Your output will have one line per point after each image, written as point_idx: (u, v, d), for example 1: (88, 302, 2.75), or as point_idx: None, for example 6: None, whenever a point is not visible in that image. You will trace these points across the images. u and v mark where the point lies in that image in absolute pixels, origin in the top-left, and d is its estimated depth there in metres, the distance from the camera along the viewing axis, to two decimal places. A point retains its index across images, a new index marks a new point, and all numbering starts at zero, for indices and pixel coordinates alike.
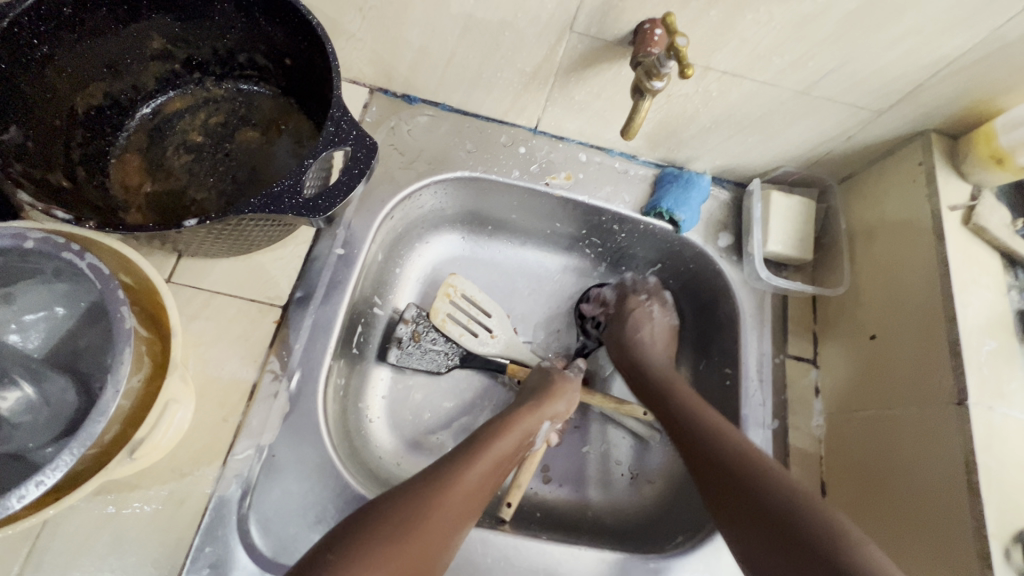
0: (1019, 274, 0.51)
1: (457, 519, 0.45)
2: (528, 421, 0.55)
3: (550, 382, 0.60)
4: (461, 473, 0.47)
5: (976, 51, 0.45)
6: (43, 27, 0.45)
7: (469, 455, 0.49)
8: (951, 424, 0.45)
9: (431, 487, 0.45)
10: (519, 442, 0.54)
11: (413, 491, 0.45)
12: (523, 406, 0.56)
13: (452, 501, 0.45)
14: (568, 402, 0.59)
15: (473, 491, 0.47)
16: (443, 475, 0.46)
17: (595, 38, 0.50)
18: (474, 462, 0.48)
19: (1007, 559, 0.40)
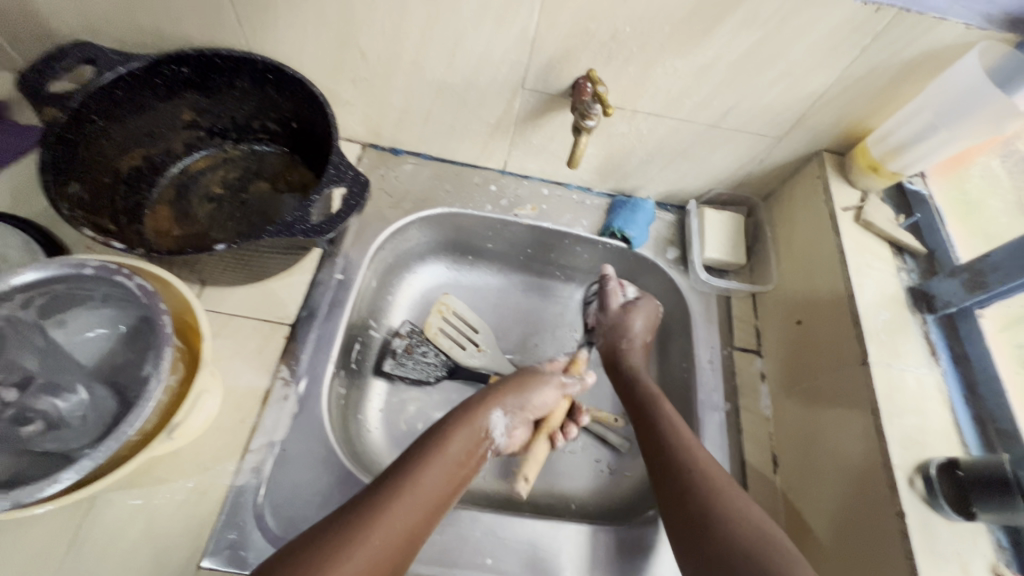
0: (907, 260, 0.60)
1: (414, 520, 0.49)
2: (478, 424, 0.60)
3: (510, 382, 0.65)
4: (412, 477, 0.51)
5: (835, 87, 0.58)
6: (101, 106, 0.56)
7: (418, 461, 0.53)
8: (860, 382, 0.53)
9: (386, 491, 0.49)
10: (470, 442, 0.58)
11: (370, 497, 0.49)
12: (473, 407, 0.61)
13: (406, 504, 0.49)
14: (553, 394, 0.66)
15: (428, 491, 0.51)
16: (396, 481, 0.50)
17: (542, 92, 0.63)
18: (424, 466, 0.52)
19: (911, 486, 0.47)
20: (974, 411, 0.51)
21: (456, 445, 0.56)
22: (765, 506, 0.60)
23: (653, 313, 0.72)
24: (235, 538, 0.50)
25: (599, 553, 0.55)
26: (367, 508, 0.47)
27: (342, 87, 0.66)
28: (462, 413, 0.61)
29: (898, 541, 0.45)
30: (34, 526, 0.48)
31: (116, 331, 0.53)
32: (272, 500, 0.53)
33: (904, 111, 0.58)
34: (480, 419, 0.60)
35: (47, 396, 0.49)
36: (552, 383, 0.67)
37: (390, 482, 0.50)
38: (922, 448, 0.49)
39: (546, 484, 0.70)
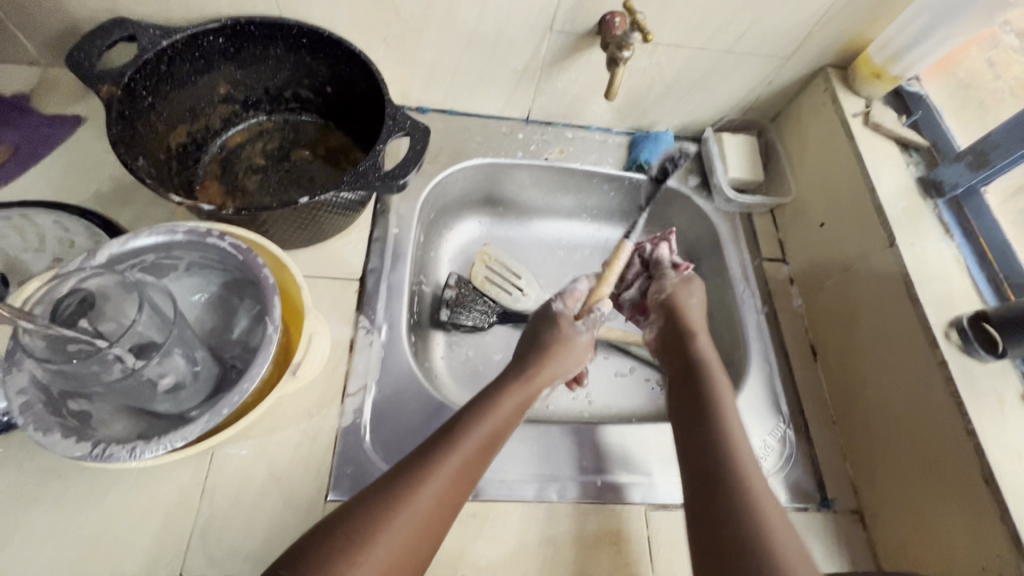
0: (913, 154, 0.67)
1: (444, 500, 0.45)
2: (522, 387, 0.58)
3: (551, 338, 0.64)
4: (449, 452, 0.47)
5: (839, 2, 0.63)
6: (149, 82, 0.57)
7: (453, 440, 0.49)
8: (891, 261, 0.60)
9: (425, 469, 0.46)
10: (519, 405, 0.56)
11: (402, 473, 0.45)
12: (520, 372, 0.60)
13: (439, 483, 0.45)
14: (587, 340, 0.66)
15: (461, 473, 0.47)
16: (431, 457, 0.47)
17: (570, 33, 0.66)
18: (462, 438, 0.49)
19: (947, 339, 0.54)
20: (988, 273, 0.59)
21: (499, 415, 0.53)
22: (811, 388, 0.67)
23: (700, 294, 0.70)
24: (354, 471, 0.53)
25: None
26: (399, 487, 0.44)
27: (373, 47, 0.68)
28: (509, 380, 0.59)
29: (943, 386, 0.52)
30: (164, 484, 0.50)
31: (202, 299, 0.56)
32: (378, 436, 0.56)
33: (902, 19, 0.63)
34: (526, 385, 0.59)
35: (160, 364, 0.44)
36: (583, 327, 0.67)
37: (424, 458, 0.47)
38: (951, 308, 0.56)
39: (606, 406, 0.75)
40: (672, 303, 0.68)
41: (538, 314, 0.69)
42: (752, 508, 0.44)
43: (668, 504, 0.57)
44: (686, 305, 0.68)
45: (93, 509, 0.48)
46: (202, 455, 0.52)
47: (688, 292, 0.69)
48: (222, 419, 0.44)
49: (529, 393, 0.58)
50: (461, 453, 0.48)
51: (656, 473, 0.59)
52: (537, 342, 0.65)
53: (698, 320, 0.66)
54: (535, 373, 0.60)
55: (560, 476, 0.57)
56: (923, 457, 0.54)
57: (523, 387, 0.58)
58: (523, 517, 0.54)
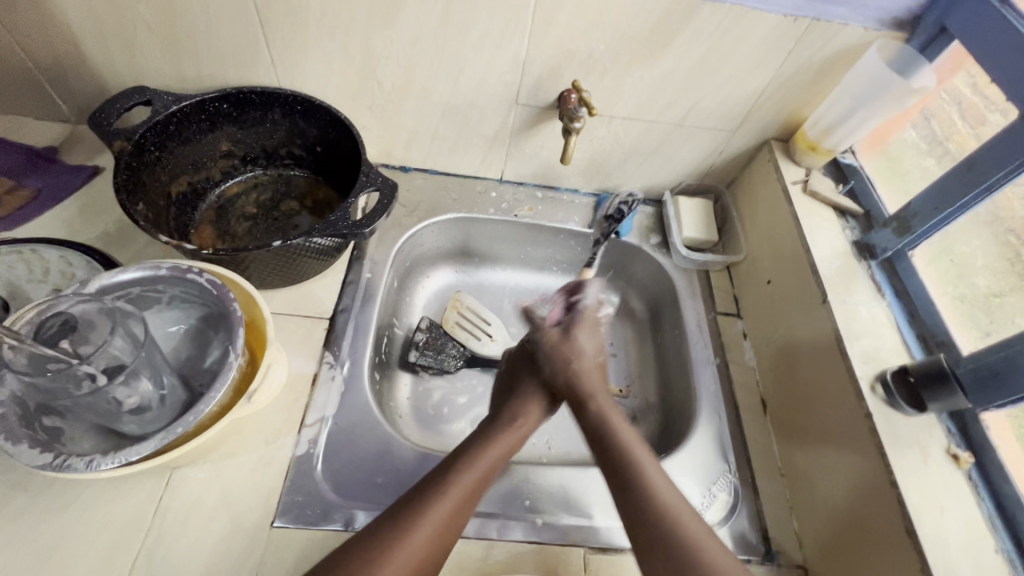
0: (849, 220, 0.73)
1: (435, 544, 0.49)
2: (507, 434, 0.62)
3: (534, 386, 0.68)
4: (437, 500, 0.51)
5: (772, 85, 0.71)
6: (157, 139, 0.65)
7: (438, 489, 0.52)
8: (824, 317, 0.63)
9: (414, 515, 0.50)
10: (504, 451, 0.60)
11: (393, 519, 0.49)
12: (506, 420, 0.64)
13: (429, 528, 0.49)
14: (561, 379, 0.70)
15: (450, 517, 0.51)
16: (418, 502, 0.51)
17: (533, 106, 0.74)
18: (450, 485, 0.53)
19: (873, 393, 0.57)
20: (918, 330, 0.62)
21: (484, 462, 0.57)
22: (759, 440, 0.68)
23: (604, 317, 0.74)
24: (302, 499, 0.56)
25: None
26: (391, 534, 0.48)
27: (360, 113, 0.77)
28: (496, 426, 0.62)
29: (869, 437, 0.55)
30: (120, 501, 0.53)
31: (180, 331, 0.61)
32: (330, 467, 0.59)
33: (830, 98, 0.71)
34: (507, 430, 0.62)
35: (127, 385, 0.49)
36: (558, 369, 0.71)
37: (416, 503, 0.51)
38: (879, 363, 0.59)
39: (564, 452, 0.76)
40: (575, 326, 0.72)
41: (512, 360, 0.74)
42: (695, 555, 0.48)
43: (608, 548, 0.58)
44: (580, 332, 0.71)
45: (50, 522, 0.51)
46: (160, 475, 0.55)
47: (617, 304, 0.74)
48: (176, 436, 0.48)
49: (514, 442, 0.62)
50: (450, 500, 0.52)
51: (598, 516, 0.60)
52: (518, 388, 0.69)
53: (594, 343, 0.71)
54: (520, 419, 0.64)
55: (503, 515, 0.59)
56: (853, 509, 0.55)
57: (508, 434, 0.62)
58: (462, 554, 0.56)
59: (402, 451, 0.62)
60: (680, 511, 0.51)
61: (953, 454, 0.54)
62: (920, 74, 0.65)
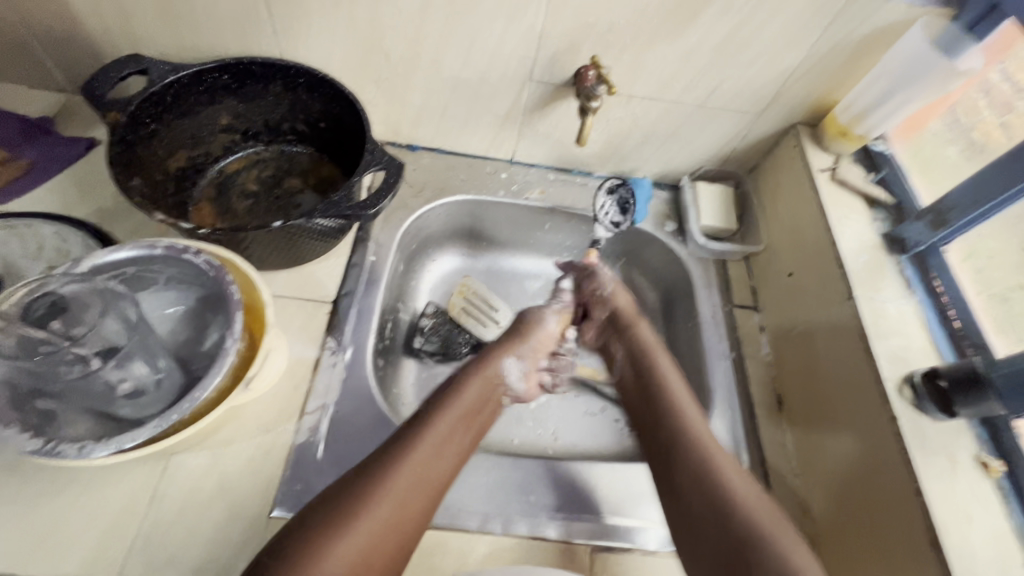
0: (879, 211, 0.69)
1: (416, 487, 0.48)
2: (484, 377, 0.61)
3: (515, 334, 0.68)
4: (413, 444, 0.50)
5: (804, 65, 0.66)
6: (153, 110, 0.62)
7: (419, 424, 0.53)
8: (849, 313, 0.60)
9: (392, 461, 0.49)
10: (481, 395, 0.59)
11: (375, 463, 0.49)
12: (479, 364, 0.63)
13: (409, 470, 0.49)
14: (554, 327, 0.71)
15: (427, 460, 0.50)
16: (399, 446, 0.50)
17: (548, 83, 0.70)
18: (425, 430, 0.52)
19: (900, 395, 0.54)
20: (948, 330, 0.59)
21: (460, 405, 0.56)
22: (774, 438, 0.66)
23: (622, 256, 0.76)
24: (301, 489, 0.54)
25: (631, 485, 0.61)
26: (370, 478, 0.47)
27: (366, 87, 0.73)
28: (469, 369, 0.62)
29: (893, 441, 0.52)
30: (117, 486, 0.52)
31: (178, 312, 0.58)
32: (331, 455, 0.57)
33: (865, 81, 0.67)
34: (486, 370, 0.62)
35: (121, 368, 0.47)
36: (552, 315, 0.72)
37: (403, 437, 0.51)
38: (906, 364, 0.56)
39: (571, 444, 0.74)
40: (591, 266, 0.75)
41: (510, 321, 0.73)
42: (725, 495, 0.49)
43: (614, 546, 0.57)
44: (601, 267, 0.74)
45: (47, 505, 0.50)
46: (157, 460, 0.53)
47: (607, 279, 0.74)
48: (171, 424, 0.46)
49: (490, 382, 0.61)
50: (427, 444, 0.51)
51: (605, 513, 0.59)
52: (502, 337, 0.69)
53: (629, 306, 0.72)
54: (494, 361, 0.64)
55: (507, 510, 0.57)
56: (873, 516, 0.52)
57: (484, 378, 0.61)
58: (465, 548, 0.54)
59: None
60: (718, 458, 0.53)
61: (983, 462, 0.51)
62: (964, 56, 0.59)
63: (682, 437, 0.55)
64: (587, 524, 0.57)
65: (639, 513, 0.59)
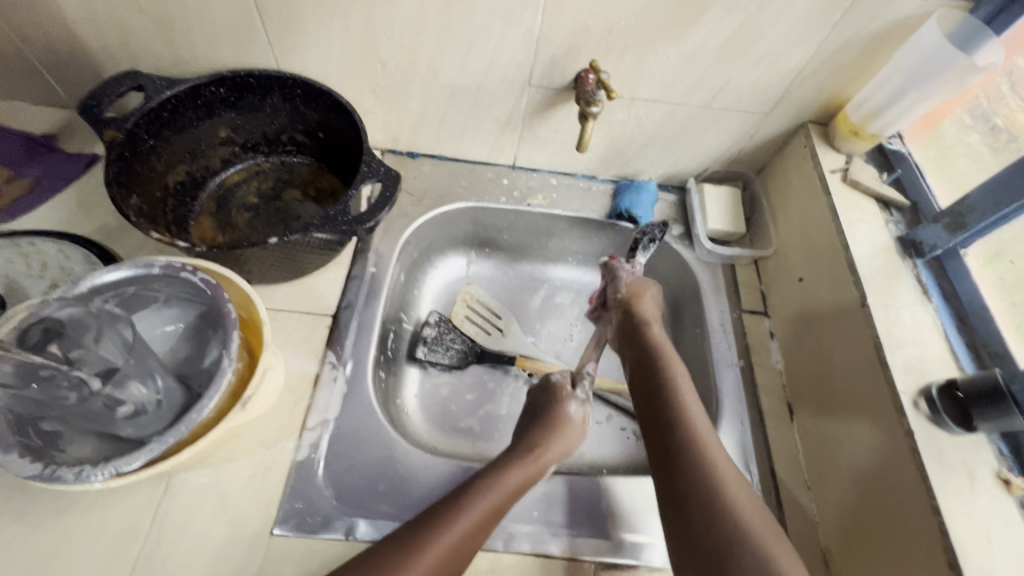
0: (894, 213, 0.66)
1: (440, 567, 0.46)
2: (527, 469, 0.57)
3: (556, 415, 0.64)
4: (450, 526, 0.48)
5: (813, 63, 0.64)
6: (151, 127, 0.62)
7: (456, 510, 0.49)
8: (861, 321, 0.58)
9: (417, 547, 0.46)
10: (522, 483, 0.55)
11: (395, 545, 0.46)
12: (526, 448, 0.59)
13: (427, 563, 0.45)
14: (582, 417, 0.66)
15: (457, 548, 0.48)
16: (430, 528, 0.48)
17: (548, 87, 0.69)
18: (463, 514, 0.49)
19: (916, 409, 0.52)
20: (967, 339, 0.57)
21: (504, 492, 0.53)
22: (785, 449, 0.64)
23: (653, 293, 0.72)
24: (302, 507, 0.54)
25: (636, 499, 0.60)
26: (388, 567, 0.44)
27: (364, 96, 0.72)
28: (516, 454, 0.58)
29: (909, 457, 0.50)
30: (119, 507, 0.52)
31: (178, 330, 0.58)
32: (332, 472, 0.57)
33: (879, 77, 0.64)
34: (529, 463, 0.58)
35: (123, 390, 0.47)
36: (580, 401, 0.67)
37: (442, 515, 0.49)
38: (923, 375, 0.54)
39: (576, 454, 0.73)
40: (629, 299, 0.71)
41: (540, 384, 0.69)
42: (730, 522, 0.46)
43: (618, 563, 0.55)
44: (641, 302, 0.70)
45: (51, 527, 0.50)
46: (159, 479, 0.54)
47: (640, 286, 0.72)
48: (168, 445, 0.45)
49: (534, 472, 0.57)
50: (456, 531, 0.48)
51: (611, 529, 0.58)
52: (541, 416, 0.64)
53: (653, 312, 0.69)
54: (540, 451, 0.59)
55: (509, 526, 0.56)
56: (888, 534, 0.51)
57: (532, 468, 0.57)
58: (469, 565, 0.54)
59: (406, 457, 0.59)
60: (750, 521, 0.46)
61: (1004, 479, 0.49)
62: (982, 51, 0.58)
63: (710, 487, 0.48)
64: (591, 541, 0.56)
65: (645, 528, 0.58)
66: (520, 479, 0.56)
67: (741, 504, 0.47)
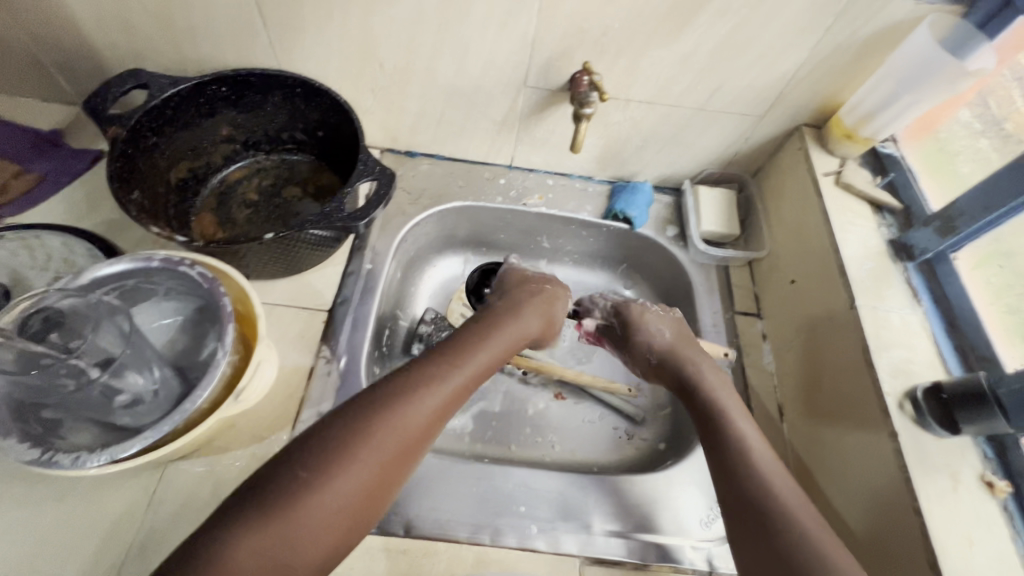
0: (886, 216, 0.66)
1: (383, 471, 0.44)
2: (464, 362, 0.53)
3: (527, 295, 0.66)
4: (384, 423, 0.45)
5: (806, 66, 0.64)
6: (154, 124, 0.64)
7: (392, 405, 0.46)
8: (850, 323, 0.58)
9: (344, 445, 0.43)
10: (464, 383, 0.52)
11: (326, 445, 0.43)
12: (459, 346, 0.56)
13: (361, 465, 0.43)
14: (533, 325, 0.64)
15: (397, 451, 0.45)
16: (361, 421, 0.44)
17: (543, 88, 0.70)
18: (397, 408, 0.46)
19: (901, 410, 0.52)
20: (956, 343, 0.57)
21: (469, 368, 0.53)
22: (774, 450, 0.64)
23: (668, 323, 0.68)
24: None
25: (623, 496, 0.61)
26: (344, 442, 0.43)
27: (363, 96, 0.73)
28: (445, 351, 0.54)
29: (893, 458, 0.50)
30: (115, 493, 0.53)
31: (175, 323, 0.60)
32: None
33: (873, 79, 0.64)
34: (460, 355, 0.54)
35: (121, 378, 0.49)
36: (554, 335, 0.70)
37: (371, 411, 0.45)
38: (909, 377, 0.54)
39: (568, 451, 0.73)
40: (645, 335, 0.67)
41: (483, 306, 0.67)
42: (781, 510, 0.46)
43: (605, 559, 0.56)
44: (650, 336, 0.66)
45: (49, 512, 0.52)
46: (155, 468, 0.55)
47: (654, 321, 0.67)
48: (163, 432, 0.47)
49: (477, 375, 0.54)
50: (421, 408, 0.47)
51: (597, 525, 0.58)
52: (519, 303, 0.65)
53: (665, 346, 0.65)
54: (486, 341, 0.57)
55: (496, 520, 0.57)
56: (869, 535, 0.51)
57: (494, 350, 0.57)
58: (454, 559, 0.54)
59: None
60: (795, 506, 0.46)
61: (988, 481, 0.49)
62: (975, 54, 0.57)
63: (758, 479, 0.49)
64: (578, 536, 0.57)
65: (629, 525, 0.59)
66: (468, 372, 0.53)
67: (783, 494, 0.47)
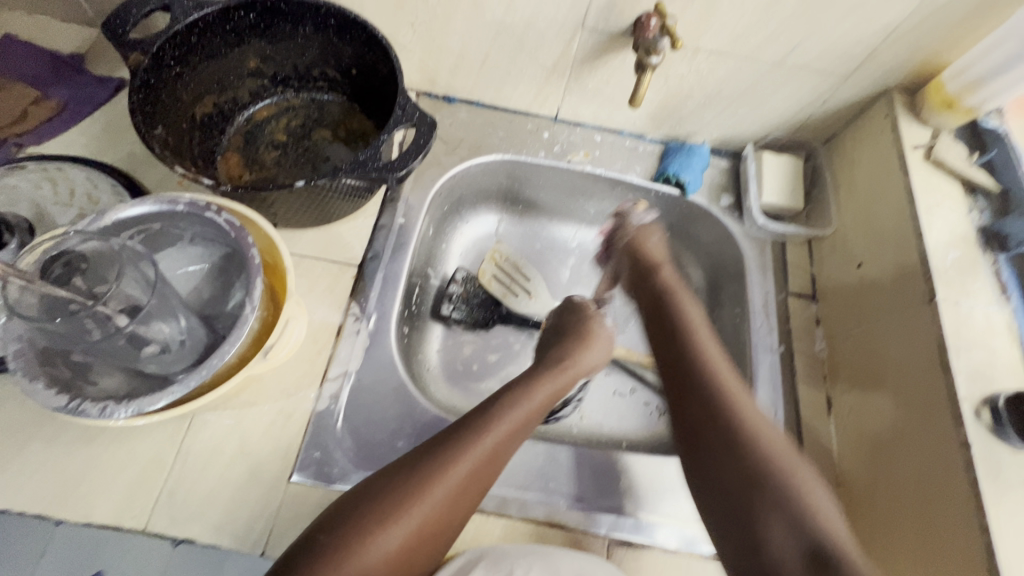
0: (979, 199, 0.60)
1: (465, 489, 0.45)
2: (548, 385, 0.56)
3: (583, 331, 0.64)
4: (475, 441, 0.46)
5: (912, 18, 0.55)
6: (178, 53, 0.59)
7: (484, 421, 0.48)
8: (926, 318, 0.53)
9: (436, 465, 0.44)
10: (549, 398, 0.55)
11: (415, 466, 0.44)
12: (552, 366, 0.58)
13: (449, 485, 0.44)
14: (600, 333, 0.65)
15: (480, 469, 0.46)
16: (453, 443, 0.46)
17: (603, 31, 0.62)
18: (486, 431, 0.47)
19: (977, 418, 0.48)
20: None
21: (528, 408, 0.52)
22: (820, 442, 0.61)
23: (662, 235, 0.70)
24: (320, 457, 0.54)
25: (656, 479, 0.58)
26: (422, 467, 0.44)
27: (401, 31, 0.67)
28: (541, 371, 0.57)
29: (961, 469, 0.46)
30: (144, 442, 0.53)
31: (201, 270, 0.57)
32: (350, 425, 0.57)
33: (990, 39, 0.55)
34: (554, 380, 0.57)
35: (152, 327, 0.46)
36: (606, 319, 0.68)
37: (459, 434, 0.47)
38: (990, 382, 0.49)
39: (596, 425, 0.71)
40: (638, 243, 0.69)
41: (560, 306, 0.69)
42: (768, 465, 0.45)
43: (633, 541, 0.55)
44: (649, 243, 0.68)
45: (79, 455, 0.52)
46: (182, 418, 0.54)
47: (650, 231, 0.70)
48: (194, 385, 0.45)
49: (562, 385, 0.57)
50: (507, 423, 0.49)
51: (626, 505, 0.56)
52: (566, 337, 0.63)
53: (660, 252, 0.68)
54: (567, 365, 0.59)
55: (522, 494, 0.56)
56: (924, 543, 0.48)
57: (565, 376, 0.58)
58: (480, 529, 0.54)
59: (424, 416, 0.58)
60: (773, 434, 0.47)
61: None
62: None
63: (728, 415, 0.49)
64: (606, 517, 0.55)
65: (658, 509, 0.57)
66: (550, 389, 0.55)
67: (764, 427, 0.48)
